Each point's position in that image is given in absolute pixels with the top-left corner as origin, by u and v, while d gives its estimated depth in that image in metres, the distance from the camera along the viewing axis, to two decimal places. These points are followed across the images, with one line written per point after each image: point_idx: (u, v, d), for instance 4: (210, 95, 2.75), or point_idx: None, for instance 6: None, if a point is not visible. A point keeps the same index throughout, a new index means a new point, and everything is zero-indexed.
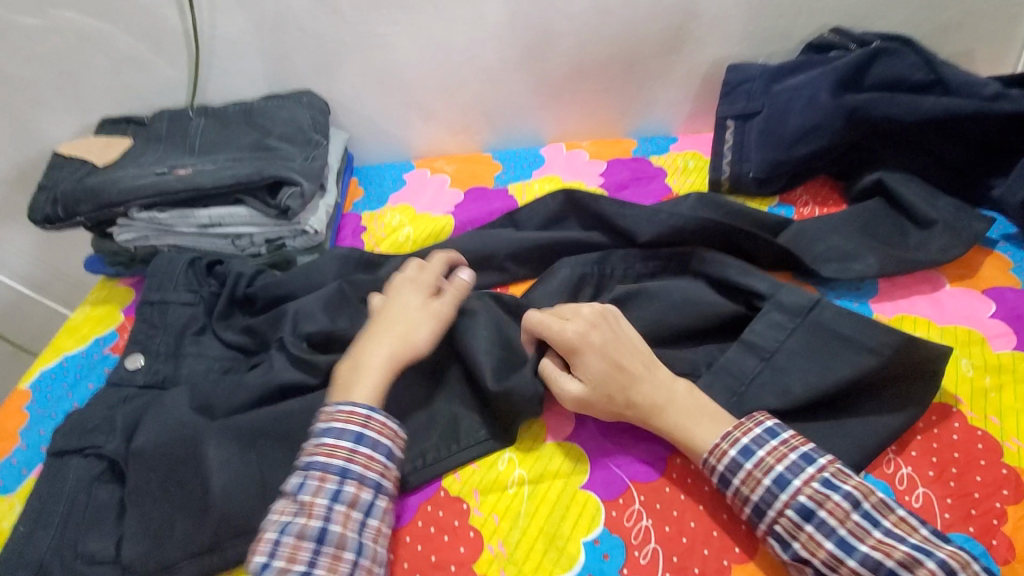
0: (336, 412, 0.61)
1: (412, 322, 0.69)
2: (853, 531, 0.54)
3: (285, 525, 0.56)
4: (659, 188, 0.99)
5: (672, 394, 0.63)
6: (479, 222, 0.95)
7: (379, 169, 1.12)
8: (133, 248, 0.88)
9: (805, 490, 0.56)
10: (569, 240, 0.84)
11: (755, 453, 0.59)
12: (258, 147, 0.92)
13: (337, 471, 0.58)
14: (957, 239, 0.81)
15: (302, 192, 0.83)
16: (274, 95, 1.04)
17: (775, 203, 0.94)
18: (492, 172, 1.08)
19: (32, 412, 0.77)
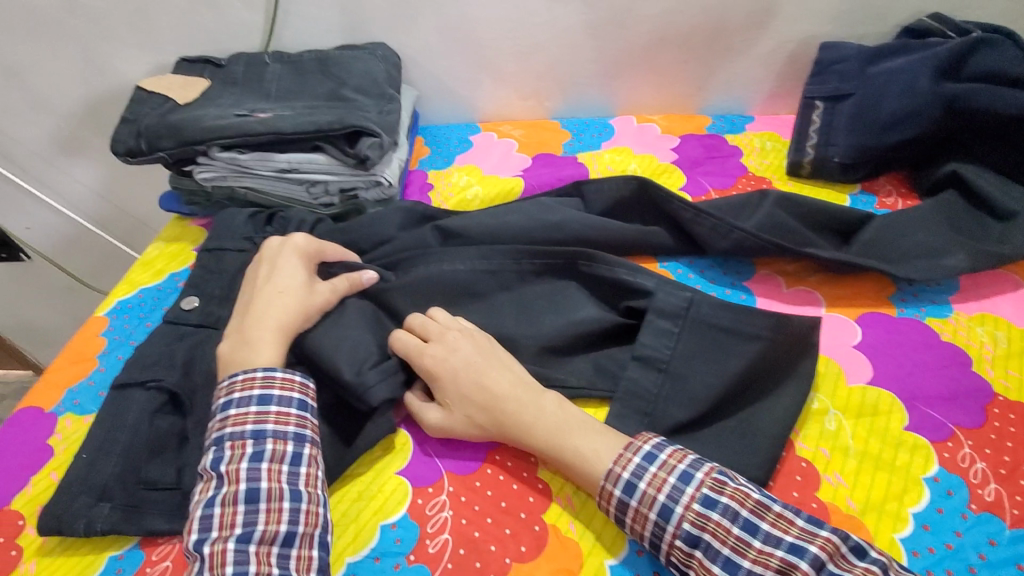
0: (231, 383, 0.60)
1: (291, 292, 0.67)
2: (736, 550, 0.51)
3: (210, 497, 0.55)
4: (733, 167, 0.96)
5: (539, 420, 0.61)
6: (549, 186, 0.94)
7: (446, 129, 1.11)
8: (209, 187, 0.90)
9: (687, 517, 0.53)
10: (630, 231, 0.80)
11: (636, 486, 0.55)
12: (334, 97, 0.92)
13: (250, 435, 0.57)
14: None
15: (381, 143, 0.84)
16: (349, 45, 1.04)
17: (857, 191, 0.91)
18: (560, 140, 1.06)
19: (109, 338, 0.80)
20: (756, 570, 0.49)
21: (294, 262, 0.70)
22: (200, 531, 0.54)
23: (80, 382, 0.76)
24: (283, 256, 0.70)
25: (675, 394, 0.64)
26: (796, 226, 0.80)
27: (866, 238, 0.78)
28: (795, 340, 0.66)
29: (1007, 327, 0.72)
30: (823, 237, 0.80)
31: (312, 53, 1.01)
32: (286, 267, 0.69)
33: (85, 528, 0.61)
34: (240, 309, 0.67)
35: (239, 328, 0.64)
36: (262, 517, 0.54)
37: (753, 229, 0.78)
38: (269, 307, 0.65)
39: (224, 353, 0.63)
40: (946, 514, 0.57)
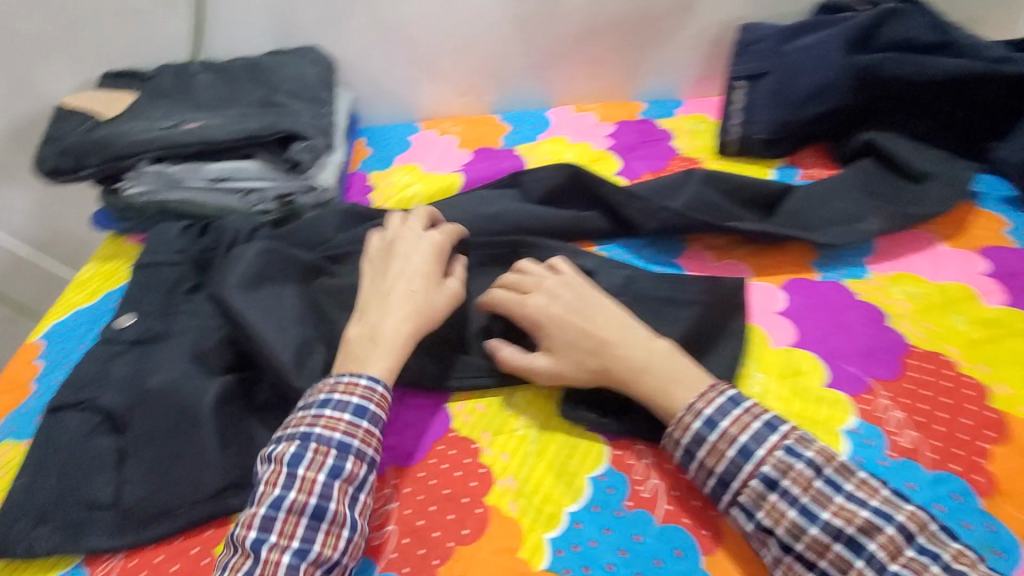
0: (336, 383, 0.61)
1: (420, 295, 0.67)
2: (817, 499, 0.51)
3: (277, 498, 0.55)
4: (666, 149, 0.99)
5: (647, 362, 0.60)
6: (487, 180, 0.95)
7: (386, 130, 1.11)
8: (139, 203, 0.88)
9: (768, 461, 0.53)
10: (562, 217, 0.83)
11: (718, 424, 0.56)
12: (264, 103, 0.91)
13: (335, 445, 0.57)
14: (952, 191, 0.81)
15: (313, 146, 0.87)
16: (280, 51, 1.03)
17: (782, 164, 0.94)
18: (499, 133, 1.06)
19: (44, 363, 0.79)
20: (837, 521, 0.50)
21: (426, 257, 0.70)
22: (259, 530, 0.53)
23: (15, 409, 0.74)
24: (417, 250, 0.71)
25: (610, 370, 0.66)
26: (724, 201, 0.83)
27: (788, 209, 0.81)
28: (718, 310, 0.69)
29: (920, 284, 0.76)
30: (750, 211, 0.83)
31: (242, 60, 1.00)
32: (419, 260, 0.70)
33: (23, 553, 0.61)
34: (369, 297, 0.68)
35: (369, 327, 0.65)
36: (319, 537, 0.54)
37: (680, 207, 0.81)
38: (401, 306, 0.66)
39: (348, 350, 0.64)
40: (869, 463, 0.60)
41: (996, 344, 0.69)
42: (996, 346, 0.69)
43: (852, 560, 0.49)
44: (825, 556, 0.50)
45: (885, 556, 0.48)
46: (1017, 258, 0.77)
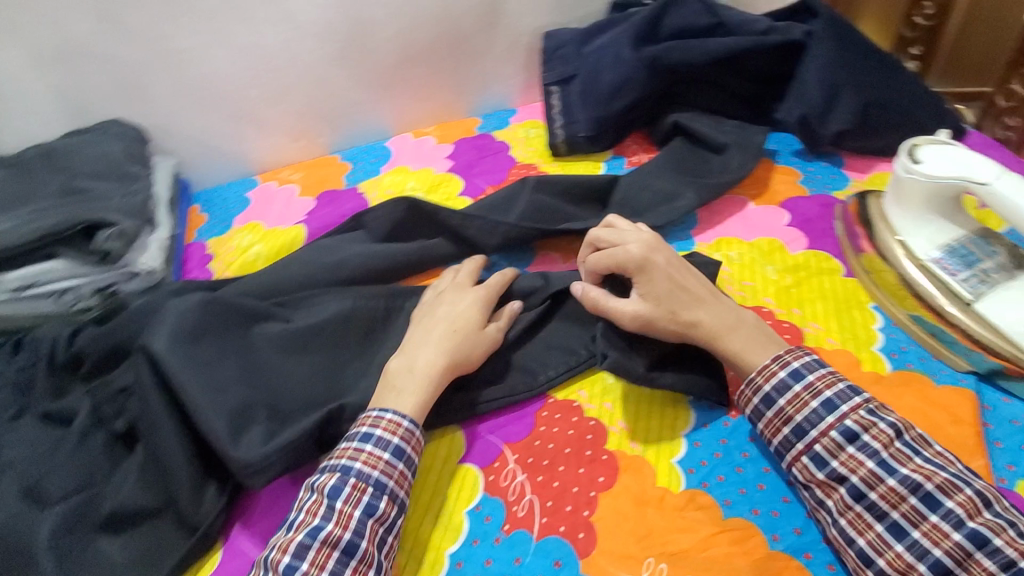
0: (379, 416, 0.63)
1: (465, 333, 0.70)
2: (894, 456, 0.58)
3: (315, 526, 0.56)
4: (505, 161, 1.02)
5: (736, 324, 0.67)
6: (333, 225, 0.94)
7: (221, 190, 1.06)
8: None
9: (852, 415, 0.60)
10: (410, 249, 0.83)
11: (807, 377, 0.63)
12: (64, 191, 0.84)
13: (372, 482, 0.59)
14: (748, 154, 0.91)
15: (122, 232, 0.81)
16: (78, 130, 0.95)
17: (610, 156, 1.00)
18: (341, 173, 1.05)
19: None
20: (916, 476, 0.57)
21: (470, 304, 0.73)
22: (293, 555, 0.54)
23: None
24: (461, 301, 0.73)
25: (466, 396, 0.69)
26: (555, 203, 0.88)
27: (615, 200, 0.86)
28: None
29: (737, 245, 0.85)
30: (583, 207, 0.88)
31: (32, 148, 0.91)
32: (467, 313, 0.72)
33: None
34: (411, 338, 0.70)
35: (414, 360, 0.67)
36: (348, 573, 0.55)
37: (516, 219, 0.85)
38: (439, 343, 0.68)
39: (388, 378, 0.66)
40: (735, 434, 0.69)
41: (803, 286, 0.81)
42: (803, 288, 0.81)
43: (928, 514, 0.55)
44: (900, 507, 0.57)
45: (964, 513, 0.54)
46: (808, 205, 0.91)
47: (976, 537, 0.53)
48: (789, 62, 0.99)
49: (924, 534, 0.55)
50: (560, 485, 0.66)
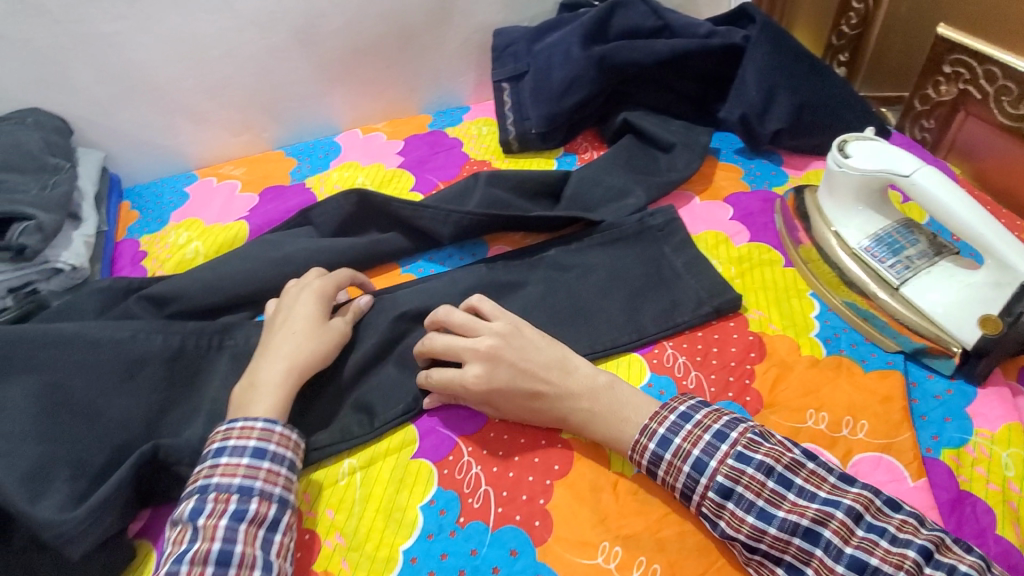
0: (228, 429, 0.50)
1: (303, 344, 0.56)
2: (770, 502, 0.45)
3: (180, 553, 0.44)
4: (460, 156, 0.93)
5: (596, 410, 0.52)
6: (417, 167, 0.91)
7: (311, 148, 0.98)
8: None
9: (722, 470, 0.47)
10: (499, 188, 0.78)
11: (671, 442, 0.49)
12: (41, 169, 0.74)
13: (235, 489, 0.47)
14: (854, 97, 0.84)
15: (41, 225, 0.65)
16: (110, 93, 0.86)
17: (563, 152, 0.90)
18: (424, 121, 1.02)
19: None
20: None
21: (312, 299, 0.60)
22: (216, 565, 0.44)
23: None
24: (300, 296, 0.60)
25: (582, 329, 0.64)
26: (644, 149, 0.85)
27: (703, 147, 0.82)
28: (655, 266, 0.69)
29: None
30: (679, 153, 0.82)
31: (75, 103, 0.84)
32: (306, 314, 0.58)
33: None
34: (257, 352, 0.57)
35: (260, 373, 0.54)
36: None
37: (602, 165, 0.81)
38: (278, 350, 0.55)
39: (233, 397, 0.53)
40: None
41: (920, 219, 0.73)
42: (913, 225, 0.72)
43: (813, 550, 0.43)
44: (789, 552, 0.44)
45: (839, 542, 0.43)
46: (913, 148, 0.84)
47: (856, 564, 0.42)
48: (880, 7, 0.91)
49: (815, 573, 0.43)
50: (517, 474, 0.53)
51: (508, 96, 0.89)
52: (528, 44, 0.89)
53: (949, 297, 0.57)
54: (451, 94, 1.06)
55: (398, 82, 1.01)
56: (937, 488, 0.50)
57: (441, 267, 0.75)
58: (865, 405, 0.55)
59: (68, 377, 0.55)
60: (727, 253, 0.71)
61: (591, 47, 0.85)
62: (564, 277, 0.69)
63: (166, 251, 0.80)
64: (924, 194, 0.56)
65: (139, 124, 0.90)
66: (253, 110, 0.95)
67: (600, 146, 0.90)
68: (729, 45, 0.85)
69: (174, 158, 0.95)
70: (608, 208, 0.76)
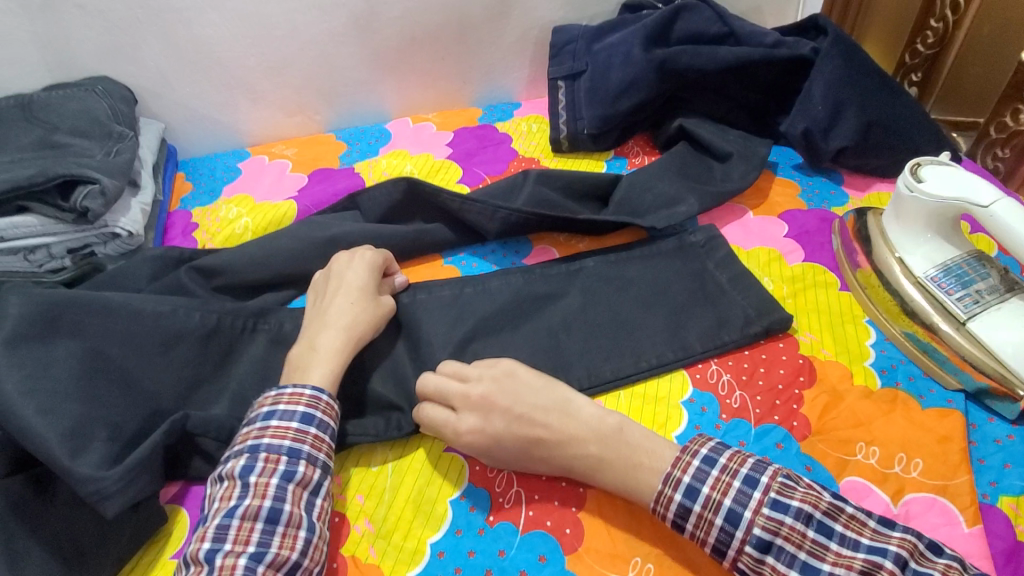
0: (278, 394, 0.52)
1: (359, 310, 0.59)
2: (813, 555, 0.43)
3: (230, 507, 0.46)
4: (507, 152, 0.92)
5: (608, 455, 0.49)
6: (464, 159, 0.91)
7: (361, 134, 0.99)
8: (13, 235, 0.66)
9: (757, 521, 0.44)
10: (547, 187, 0.77)
11: (699, 491, 0.46)
12: (106, 137, 0.76)
13: (284, 451, 0.49)
14: (926, 121, 0.80)
15: (104, 190, 0.67)
16: (173, 66, 0.87)
17: (612, 156, 0.89)
18: (474, 115, 1.02)
19: None
20: None
21: (363, 271, 0.62)
22: (266, 521, 0.46)
23: None
24: (351, 267, 0.62)
25: (622, 337, 0.63)
26: (698, 158, 0.82)
27: (759, 161, 0.80)
28: (701, 280, 0.67)
29: None
30: (735, 164, 0.80)
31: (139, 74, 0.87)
32: (359, 282, 0.61)
33: None
34: (311, 318, 0.59)
35: (318, 337, 0.56)
36: (275, 541, 0.46)
37: (654, 171, 0.79)
38: (337, 320, 0.57)
39: (288, 359, 0.56)
40: (788, 447, 0.54)
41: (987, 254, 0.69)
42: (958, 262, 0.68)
43: None
44: None
45: None
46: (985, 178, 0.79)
47: None
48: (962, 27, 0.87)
49: None
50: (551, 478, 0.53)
51: (562, 94, 0.88)
52: (587, 43, 0.87)
53: (1019, 336, 0.54)
54: (503, 89, 1.05)
55: (452, 73, 1.00)
56: (991, 537, 0.48)
57: (483, 262, 0.75)
58: (919, 443, 0.53)
59: (117, 340, 0.56)
60: (780, 270, 0.69)
61: (652, 49, 0.83)
62: (607, 285, 0.68)
63: (217, 225, 0.81)
64: (1000, 225, 0.54)
65: (198, 98, 0.92)
66: (308, 92, 0.96)
67: (652, 151, 0.89)
68: (796, 57, 0.82)
69: (229, 133, 0.97)
70: (658, 215, 0.74)
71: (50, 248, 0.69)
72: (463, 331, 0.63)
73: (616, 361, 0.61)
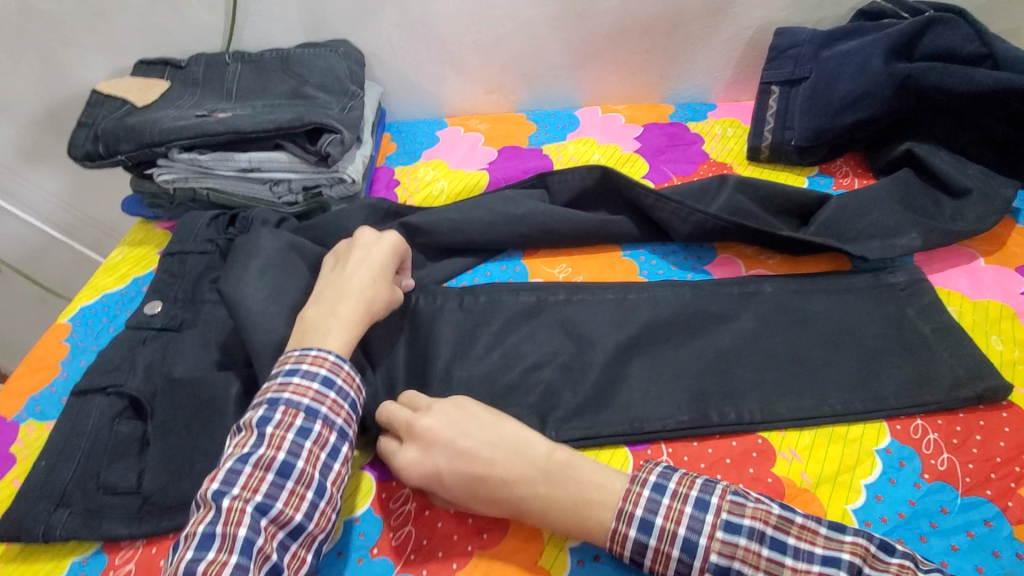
0: (302, 353, 0.55)
1: (377, 285, 0.61)
2: (770, 571, 0.43)
3: (244, 454, 0.50)
4: (697, 154, 0.90)
5: (584, 496, 0.48)
6: (652, 155, 0.90)
7: (552, 118, 1.01)
8: (267, 168, 0.78)
9: (713, 546, 0.45)
10: (745, 196, 0.74)
11: (654, 524, 0.46)
12: (344, 95, 0.87)
13: (304, 410, 0.52)
14: None
15: (343, 140, 0.76)
16: (399, 36, 0.96)
17: (815, 173, 0.82)
18: (666, 111, 1.00)
19: (74, 344, 0.73)
20: None
21: (389, 252, 0.64)
22: (277, 473, 0.49)
23: (43, 388, 0.69)
24: (378, 244, 0.64)
25: (804, 364, 0.60)
26: (923, 190, 0.74)
27: (1000, 205, 0.71)
28: (902, 326, 0.63)
29: None
30: (972, 203, 0.71)
31: (371, 41, 0.97)
32: (382, 258, 0.63)
33: (74, 533, 0.55)
34: (326, 287, 0.61)
35: (337, 307, 0.58)
36: (282, 496, 0.49)
37: (868, 197, 0.73)
38: (359, 292, 0.60)
39: (301, 326, 0.58)
40: (1000, 528, 0.50)
41: None
42: None
43: None
44: None
45: None
46: None
47: None
48: None
49: None
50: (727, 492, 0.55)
51: (774, 100, 0.83)
52: (815, 48, 0.82)
53: None
54: (699, 90, 1.02)
55: (652, 67, 0.99)
56: None
57: (662, 263, 0.74)
58: None
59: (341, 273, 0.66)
60: (1011, 331, 0.63)
61: (895, 63, 0.77)
62: (785, 316, 0.65)
63: (416, 185, 0.89)
64: None
65: (415, 68, 1.00)
66: (512, 74, 1.01)
67: (864, 175, 0.81)
68: None
69: (433, 103, 1.05)
70: (867, 244, 0.69)
71: (290, 183, 0.80)
72: (638, 326, 0.64)
73: (801, 397, 0.58)
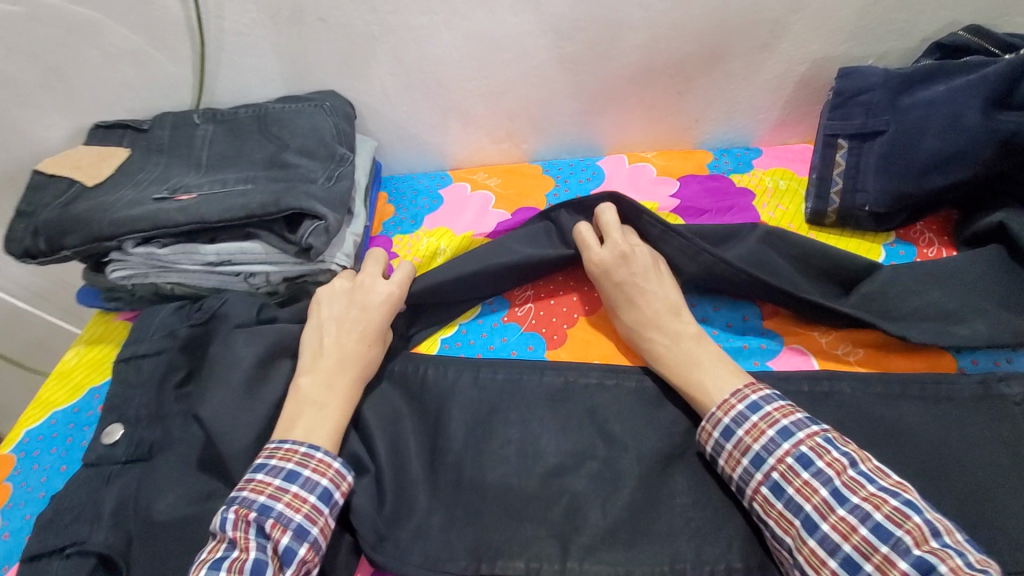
0: (275, 448, 0.53)
1: (368, 309, 0.62)
2: (847, 485, 0.48)
3: (216, 559, 0.47)
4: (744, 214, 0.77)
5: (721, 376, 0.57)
6: (693, 217, 0.77)
7: (571, 170, 0.88)
8: (239, 260, 0.66)
9: (807, 442, 0.51)
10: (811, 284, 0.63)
11: (762, 408, 0.53)
12: (328, 160, 0.74)
13: (261, 509, 0.49)
14: None
15: (328, 227, 0.64)
16: (393, 84, 0.83)
17: (892, 240, 0.71)
18: (704, 158, 0.86)
19: (16, 486, 0.61)
20: None
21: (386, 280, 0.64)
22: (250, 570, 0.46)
23: None
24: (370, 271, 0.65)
25: None
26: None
27: None
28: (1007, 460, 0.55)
29: None
30: None
31: (362, 91, 0.84)
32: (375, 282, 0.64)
33: None
34: (320, 313, 0.62)
35: (328, 335, 0.60)
36: None
37: (955, 288, 0.62)
38: (349, 319, 0.61)
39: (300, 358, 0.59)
40: None
41: None
42: None
43: (878, 546, 0.45)
44: (851, 541, 0.46)
45: (909, 541, 0.44)
46: None
47: (923, 565, 0.43)
48: None
49: (874, 568, 0.45)
50: None
51: (843, 157, 0.71)
52: (891, 94, 0.68)
53: None
54: (740, 132, 0.89)
55: (686, 109, 0.86)
56: None
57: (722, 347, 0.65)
58: None
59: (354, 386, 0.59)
60: None
61: (996, 113, 0.62)
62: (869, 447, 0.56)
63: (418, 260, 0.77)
64: None
65: (413, 118, 0.87)
66: (524, 121, 0.88)
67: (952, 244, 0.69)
68: None
69: (434, 154, 0.92)
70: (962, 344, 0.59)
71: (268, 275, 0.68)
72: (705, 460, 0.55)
73: None
